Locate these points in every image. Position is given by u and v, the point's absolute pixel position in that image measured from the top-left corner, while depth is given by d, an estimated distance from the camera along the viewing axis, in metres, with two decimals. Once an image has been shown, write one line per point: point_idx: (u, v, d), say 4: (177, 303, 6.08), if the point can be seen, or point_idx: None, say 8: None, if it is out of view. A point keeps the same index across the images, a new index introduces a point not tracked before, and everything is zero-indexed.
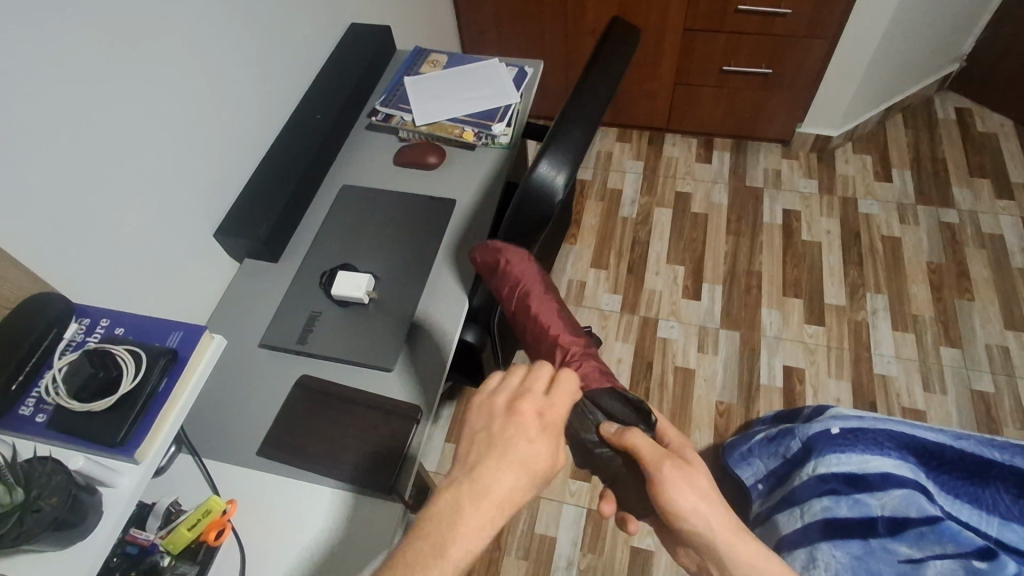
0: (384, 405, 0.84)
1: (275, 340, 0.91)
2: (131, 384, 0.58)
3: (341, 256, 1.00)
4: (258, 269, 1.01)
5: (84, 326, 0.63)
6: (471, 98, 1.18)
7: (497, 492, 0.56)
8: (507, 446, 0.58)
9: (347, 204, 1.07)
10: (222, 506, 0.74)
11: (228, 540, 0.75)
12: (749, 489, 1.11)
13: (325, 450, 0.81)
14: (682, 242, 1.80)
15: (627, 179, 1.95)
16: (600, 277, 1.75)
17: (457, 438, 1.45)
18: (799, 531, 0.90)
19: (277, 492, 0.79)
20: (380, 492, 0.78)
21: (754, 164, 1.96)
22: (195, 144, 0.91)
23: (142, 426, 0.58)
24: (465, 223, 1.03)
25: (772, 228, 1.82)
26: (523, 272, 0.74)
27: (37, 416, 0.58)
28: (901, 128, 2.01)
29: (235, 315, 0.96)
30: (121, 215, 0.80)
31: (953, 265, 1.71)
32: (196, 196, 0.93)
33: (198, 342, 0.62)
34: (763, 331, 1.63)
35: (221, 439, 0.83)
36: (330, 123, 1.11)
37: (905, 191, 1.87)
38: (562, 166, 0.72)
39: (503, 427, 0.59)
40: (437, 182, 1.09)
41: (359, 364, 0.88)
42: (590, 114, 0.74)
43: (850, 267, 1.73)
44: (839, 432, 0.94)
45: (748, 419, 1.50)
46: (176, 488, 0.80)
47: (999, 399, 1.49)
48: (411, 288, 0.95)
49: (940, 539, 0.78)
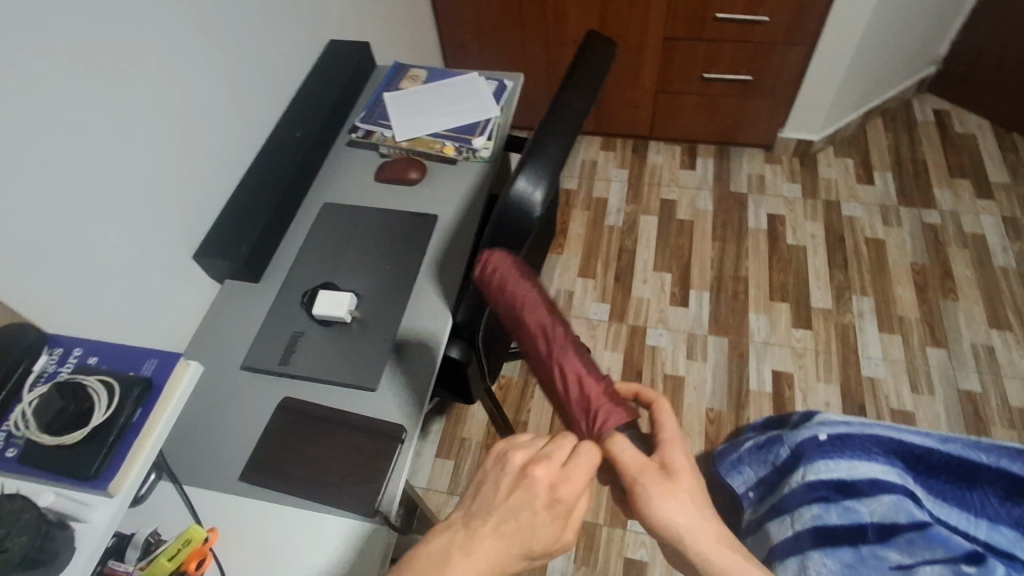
0: (368, 426, 0.83)
1: (257, 362, 0.90)
2: (104, 417, 0.57)
3: (324, 274, 0.99)
4: (238, 290, 1.00)
5: (55, 356, 0.61)
6: (452, 112, 1.18)
7: (490, 551, 0.60)
8: (516, 511, 0.62)
9: (328, 222, 1.06)
10: (203, 535, 0.73)
11: (209, 568, 0.74)
12: (741, 497, 1.11)
13: (309, 472, 0.80)
14: (669, 249, 1.81)
15: (612, 188, 1.95)
16: (588, 286, 1.75)
17: (447, 453, 1.44)
18: (789, 539, 0.90)
19: (261, 516, 0.78)
20: (367, 514, 0.77)
21: (738, 170, 1.97)
22: (174, 167, 0.91)
23: (115, 458, 0.57)
24: (447, 238, 1.03)
25: (758, 233, 1.83)
26: (515, 281, 0.61)
27: (7, 450, 0.57)
28: (882, 131, 2.03)
29: (215, 337, 0.95)
30: (94, 239, 0.79)
31: (937, 265, 1.73)
32: (173, 219, 0.92)
33: (174, 370, 0.61)
34: (751, 336, 1.63)
35: (203, 466, 0.82)
36: (311, 140, 1.11)
37: (888, 194, 1.89)
38: (541, 180, 0.72)
39: (518, 498, 0.62)
40: (419, 198, 1.08)
41: (342, 384, 0.87)
42: (568, 130, 0.74)
43: (835, 269, 1.74)
44: (827, 438, 0.93)
45: (739, 425, 1.49)
46: (156, 518, 0.78)
47: (987, 398, 1.50)
48: (395, 304, 0.95)
49: (929, 544, 0.79)
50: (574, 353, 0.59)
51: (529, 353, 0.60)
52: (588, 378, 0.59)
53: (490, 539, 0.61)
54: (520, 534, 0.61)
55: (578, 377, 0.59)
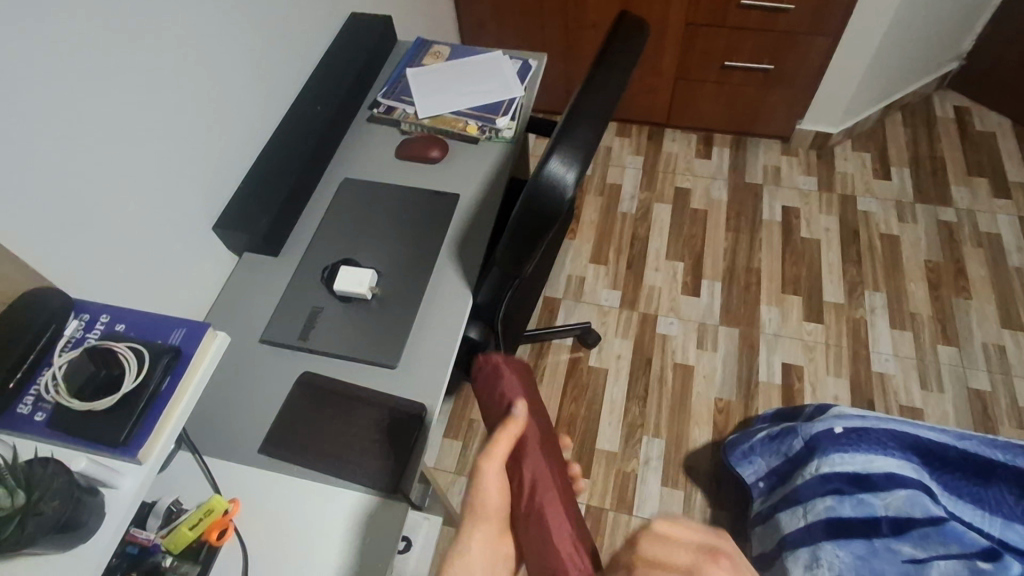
0: (387, 403, 0.83)
1: (277, 336, 0.90)
2: (134, 383, 0.57)
3: (343, 250, 0.98)
4: (258, 264, 0.99)
5: (84, 322, 0.61)
6: (474, 92, 1.16)
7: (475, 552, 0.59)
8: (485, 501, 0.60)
9: (348, 198, 1.05)
10: (225, 506, 0.74)
11: (231, 540, 0.74)
12: (751, 487, 1.12)
13: (326, 446, 0.80)
14: (682, 238, 1.80)
15: (627, 174, 1.94)
16: (600, 272, 1.74)
17: (456, 433, 1.45)
18: (801, 530, 0.92)
19: (280, 488, 0.78)
20: (385, 491, 0.77)
21: (754, 161, 1.96)
22: (195, 138, 0.90)
23: (145, 424, 0.57)
24: (468, 217, 1.02)
25: (772, 225, 1.82)
26: (506, 370, 0.69)
27: (36, 414, 0.56)
28: (901, 126, 2.01)
29: (235, 311, 0.95)
30: (115, 208, 0.78)
31: (951, 263, 1.72)
32: (192, 190, 0.91)
33: (202, 340, 0.61)
34: (761, 328, 1.63)
35: (221, 438, 0.82)
36: (332, 115, 1.10)
37: (904, 189, 1.87)
38: (573, 162, 0.71)
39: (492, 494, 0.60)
40: (440, 177, 1.07)
41: (360, 360, 0.87)
42: (599, 115, 0.73)
43: (849, 264, 1.73)
44: (843, 431, 0.94)
45: (747, 416, 1.50)
46: (177, 487, 0.79)
47: (996, 397, 1.50)
48: (414, 283, 0.94)
49: (943, 540, 0.78)
50: (534, 450, 0.62)
51: (515, 410, 0.63)
52: (539, 474, 0.60)
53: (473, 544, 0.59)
54: (490, 521, 0.60)
55: (535, 475, 0.60)
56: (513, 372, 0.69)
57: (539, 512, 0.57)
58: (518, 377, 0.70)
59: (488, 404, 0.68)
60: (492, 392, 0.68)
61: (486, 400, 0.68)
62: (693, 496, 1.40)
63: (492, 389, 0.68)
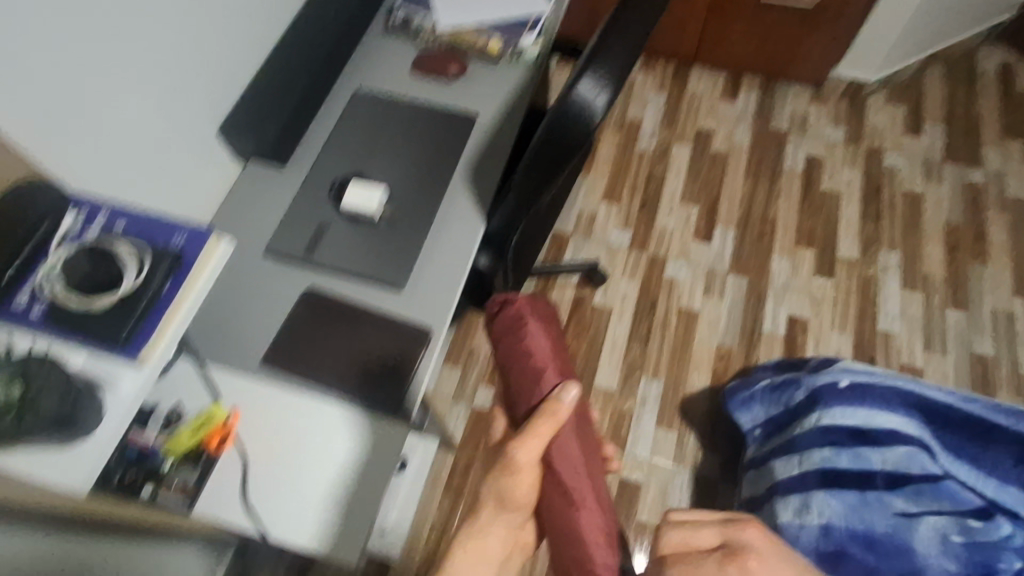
0: (393, 324, 0.82)
1: (282, 249, 0.87)
2: (133, 284, 0.55)
3: (353, 164, 0.94)
4: (262, 173, 0.95)
5: (83, 216, 0.58)
6: (499, 5, 1.08)
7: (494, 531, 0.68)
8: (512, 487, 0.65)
9: (359, 112, 0.99)
10: (225, 415, 0.76)
11: (230, 450, 0.75)
12: (746, 434, 1.12)
13: (329, 364, 0.79)
14: (699, 181, 1.74)
15: (648, 111, 1.86)
16: (611, 211, 1.69)
17: (454, 361, 1.44)
18: (796, 477, 0.91)
19: (279, 400, 0.78)
20: (389, 412, 0.77)
21: (782, 105, 1.87)
22: (207, 30, 0.81)
23: (145, 326, 0.55)
24: (485, 140, 0.97)
25: (793, 174, 1.76)
26: (536, 333, 0.66)
27: (33, 308, 0.54)
28: (940, 79, 1.91)
29: (238, 220, 0.91)
30: (122, 99, 0.70)
31: (971, 227, 1.68)
32: (202, 88, 0.83)
33: (205, 246, 0.57)
34: (771, 279, 1.60)
35: (223, 347, 0.81)
36: (345, 20, 1.02)
37: (934, 147, 1.80)
38: (603, 83, 0.66)
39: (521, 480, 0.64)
40: (458, 95, 1.02)
41: (367, 280, 0.85)
42: (637, 35, 0.67)
43: (867, 221, 1.68)
44: (848, 386, 0.93)
45: (746, 365, 1.50)
46: (177, 393, 0.78)
47: (997, 363, 1.50)
48: (425, 205, 0.91)
49: (936, 496, 0.80)
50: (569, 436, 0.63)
51: (563, 396, 0.62)
52: (576, 466, 0.63)
53: (491, 522, 0.68)
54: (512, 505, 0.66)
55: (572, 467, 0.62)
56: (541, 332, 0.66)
57: (572, 509, 0.61)
58: (548, 339, 0.67)
59: (515, 369, 0.65)
60: (523, 359, 0.65)
61: (516, 361, 0.65)
62: (685, 438, 1.42)
63: (525, 361, 0.65)
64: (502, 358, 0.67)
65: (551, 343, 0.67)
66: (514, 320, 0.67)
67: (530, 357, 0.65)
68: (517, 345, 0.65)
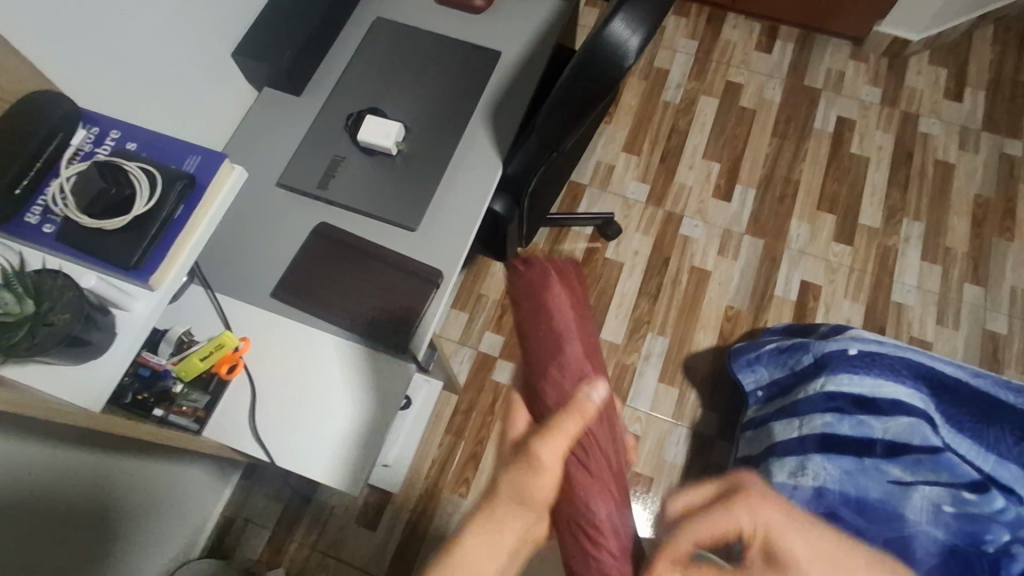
0: (404, 264, 0.81)
1: (294, 181, 0.85)
2: (145, 208, 0.54)
3: (369, 98, 0.91)
4: (277, 101, 0.93)
5: (93, 135, 0.58)
6: None
7: None
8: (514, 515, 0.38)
9: (377, 42, 0.95)
10: (235, 343, 0.75)
11: (240, 376, 0.77)
12: (748, 395, 1.13)
13: (338, 300, 0.80)
14: (724, 137, 1.69)
15: (677, 59, 1.78)
16: (630, 163, 1.65)
17: (463, 305, 1.45)
18: (794, 440, 0.93)
19: (291, 334, 0.79)
20: (396, 350, 0.78)
21: (818, 61, 1.79)
22: None
23: (158, 249, 0.55)
24: (507, 79, 0.94)
25: (822, 135, 1.70)
26: (560, 295, 0.43)
27: (45, 226, 0.54)
28: (989, 42, 1.81)
29: (251, 149, 0.90)
30: (135, 18, 0.68)
31: (1001, 201, 1.63)
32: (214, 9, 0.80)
33: (218, 171, 0.58)
34: (788, 242, 1.57)
35: (234, 277, 0.81)
36: None
37: (974, 115, 1.72)
38: (638, 25, 0.62)
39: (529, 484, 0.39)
40: (482, 30, 0.97)
41: (380, 218, 0.84)
42: None
43: (893, 188, 1.63)
44: (857, 353, 0.93)
45: (755, 327, 1.49)
46: (187, 319, 0.79)
47: (1009, 342, 1.48)
48: (442, 144, 0.88)
49: (935, 468, 0.80)
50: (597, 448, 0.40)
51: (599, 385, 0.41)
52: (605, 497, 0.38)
53: None
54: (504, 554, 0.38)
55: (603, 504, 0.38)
56: (567, 292, 0.44)
57: None
58: (576, 304, 0.44)
59: (533, 342, 0.42)
60: (543, 314, 0.42)
61: (534, 326, 0.42)
62: (687, 395, 1.43)
63: (549, 333, 0.41)
64: (519, 331, 0.43)
65: (576, 299, 0.45)
66: (535, 273, 0.44)
67: (554, 321, 0.42)
68: (534, 303, 0.43)
